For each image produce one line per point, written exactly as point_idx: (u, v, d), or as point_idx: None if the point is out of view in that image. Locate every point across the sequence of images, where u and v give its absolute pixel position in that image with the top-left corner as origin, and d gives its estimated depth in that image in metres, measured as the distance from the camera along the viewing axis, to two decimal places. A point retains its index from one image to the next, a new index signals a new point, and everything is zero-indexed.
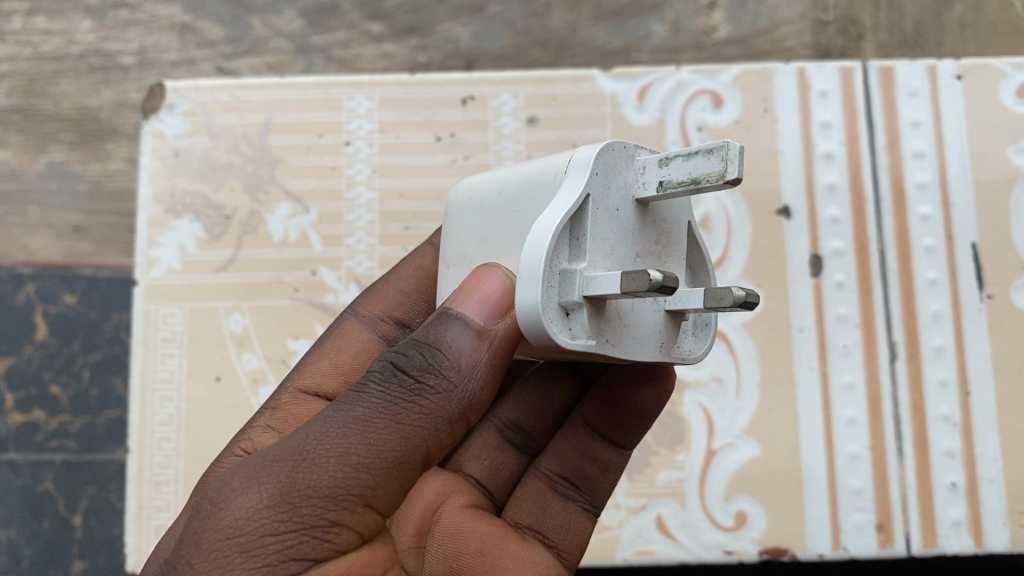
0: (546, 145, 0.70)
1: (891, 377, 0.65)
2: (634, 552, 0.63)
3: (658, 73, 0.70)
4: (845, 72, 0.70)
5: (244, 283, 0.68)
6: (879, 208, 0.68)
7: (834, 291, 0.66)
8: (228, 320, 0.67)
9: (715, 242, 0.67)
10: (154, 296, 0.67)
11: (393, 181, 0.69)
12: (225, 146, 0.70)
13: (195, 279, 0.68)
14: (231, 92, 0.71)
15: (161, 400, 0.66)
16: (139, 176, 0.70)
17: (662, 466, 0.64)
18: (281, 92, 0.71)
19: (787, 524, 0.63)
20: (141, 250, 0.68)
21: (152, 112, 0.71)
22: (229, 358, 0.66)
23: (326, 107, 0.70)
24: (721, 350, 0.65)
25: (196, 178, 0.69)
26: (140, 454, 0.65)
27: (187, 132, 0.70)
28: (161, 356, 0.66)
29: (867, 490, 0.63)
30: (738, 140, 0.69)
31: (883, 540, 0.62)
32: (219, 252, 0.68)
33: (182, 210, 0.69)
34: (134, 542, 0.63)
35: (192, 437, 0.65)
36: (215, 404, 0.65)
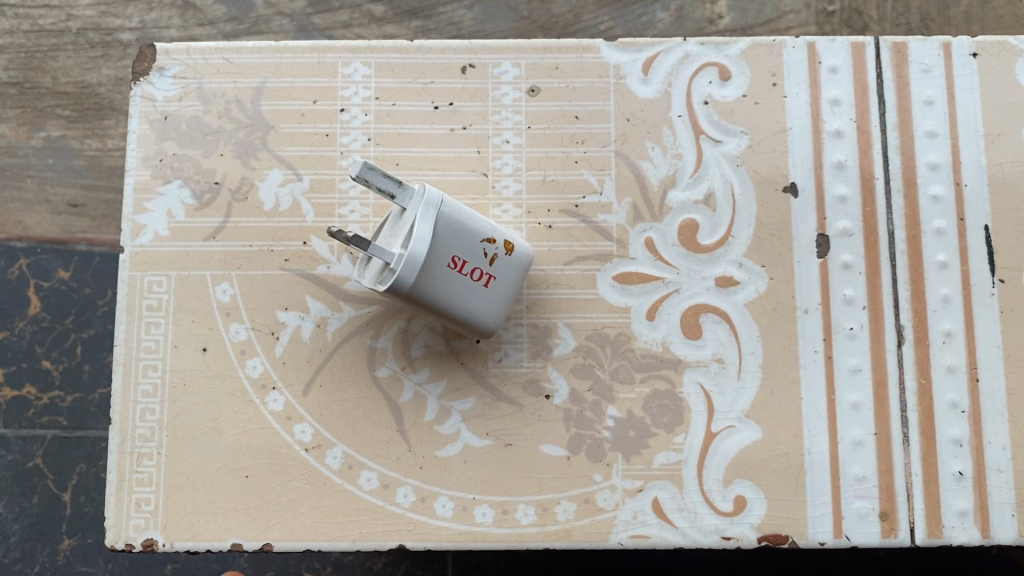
0: (546, 115, 0.68)
1: (898, 361, 0.63)
2: (629, 536, 0.62)
3: (665, 44, 0.69)
4: (856, 46, 0.68)
5: (233, 251, 0.66)
6: (888, 188, 0.66)
7: (840, 272, 0.65)
8: (216, 289, 0.65)
9: (718, 222, 0.66)
10: (140, 263, 0.65)
11: (389, 150, 0.68)
12: (216, 112, 0.68)
13: (184, 246, 0.66)
14: (222, 56, 0.69)
15: (145, 369, 0.64)
16: (128, 139, 0.67)
17: (659, 448, 0.63)
18: (274, 55, 0.69)
19: (787, 510, 0.62)
20: (127, 216, 0.66)
21: (141, 74, 0.68)
22: (217, 328, 0.65)
23: (322, 73, 0.69)
24: (723, 331, 0.64)
25: (186, 144, 0.67)
26: (122, 426, 0.63)
27: (177, 96, 0.68)
28: (146, 324, 0.64)
29: (871, 476, 0.62)
30: (745, 115, 0.67)
31: (886, 529, 0.62)
32: (208, 219, 0.66)
33: (171, 175, 0.67)
34: (113, 515, 0.62)
35: (175, 408, 0.63)
36: (201, 374, 0.64)
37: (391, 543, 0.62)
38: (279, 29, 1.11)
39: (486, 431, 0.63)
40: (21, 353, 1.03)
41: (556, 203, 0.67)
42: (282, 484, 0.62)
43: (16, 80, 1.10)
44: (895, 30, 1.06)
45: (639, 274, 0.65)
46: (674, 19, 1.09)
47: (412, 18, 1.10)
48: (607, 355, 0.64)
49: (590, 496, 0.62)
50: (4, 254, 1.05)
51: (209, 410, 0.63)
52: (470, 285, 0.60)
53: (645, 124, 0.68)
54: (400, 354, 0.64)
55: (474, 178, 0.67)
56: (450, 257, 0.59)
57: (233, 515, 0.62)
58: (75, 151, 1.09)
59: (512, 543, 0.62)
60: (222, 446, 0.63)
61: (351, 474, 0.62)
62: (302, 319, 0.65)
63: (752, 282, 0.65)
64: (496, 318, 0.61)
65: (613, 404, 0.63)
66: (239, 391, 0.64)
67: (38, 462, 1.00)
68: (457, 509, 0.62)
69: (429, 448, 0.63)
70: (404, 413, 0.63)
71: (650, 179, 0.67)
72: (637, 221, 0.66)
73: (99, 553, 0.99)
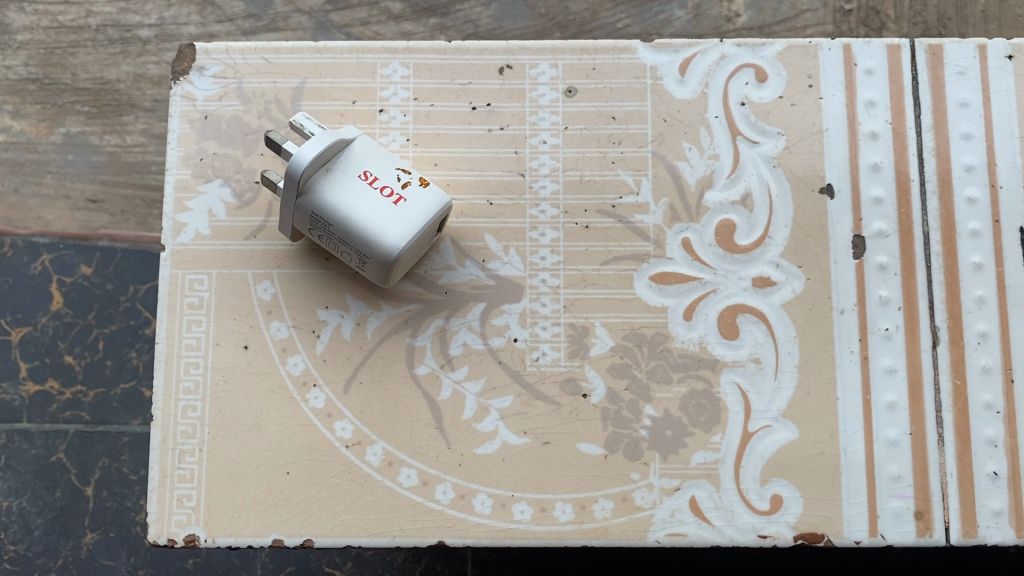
0: (584, 116, 0.69)
1: (933, 361, 0.64)
2: (667, 534, 0.62)
3: (701, 46, 0.69)
4: (892, 48, 0.68)
5: (273, 251, 0.66)
6: (924, 189, 0.66)
7: (875, 273, 0.65)
8: (256, 287, 0.66)
9: (755, 222, 0.66)
10: (180, 262, 0.66)
11: (427, 150, 0.68)
12: (256, 111, 0.69)
13: (224, 246, 0.66)
14: (263, 56, 0.69)
15: (186, 367, 0.64)
16: (168, 139, 0.68)
17: (697, 447, 0.63)
18: (314, 56, 0.69)
19: (823, 509, 0.62)
20: (168, 215, 0.67)
21: (182, 74, 0.69)
22: (257, 326, 0.65)
23: (361, 73, 0.69)
24: (760, 332, 0.65)
25: (226, 143, 0.68)
26: (163, 423, 0.64)
27: (217, 96, 0.69)
28: (187, 322, 0.65)
29: (906, 476, 0.62)
30: (781, 116, 0.68)
31: (922, 529, 0.62)
32: (249, 218, 0.67)
33: (211, 174, 0.67)
34: (156, 511, 0.62)
35: (217, 405, 0.64)
36: (241, 372, 0.64)
37: (430, 539, 0.62)
38: (298, 26, 1.12)
39: (524, 429, 0.63)
40: (45, 349, 1.04)
41: (594, 202, 0.67)
42: (322, 480, 0.63)
43: (36, 77, 1.12)
44: (914, 28, 1.07)
45: (676, 275, 0.65)
46: (691, 17, 1.10)
47: (429, 15, 1.12)
48: (644, 355, 0.64)
49: (628, 494, 0.62)
50: (27, 249, 1.07)
51: (250, 408, 0.64)
52: (378, 199, 0.58)
53: (682, 125, 0.68)
54: (438, 352, 0.65)
55: (511, 179, 0.68)
56: (361, 171, 0.59)
57: (273, 511, 0.62)
58: (94, 147, 1.11)
59: (550, 540, 0.62)
60: (263, 442, 0.63)
61: (390, 471, 0.63)
62: (341, 318, 0.65)
63: (790, 282, 0.65)
64: (402, 235, 0.57)
65: (651, 404, 0.64)
66: (280, 388, 0.64)
67: (61, 456, 1.01)
68: (496, 507, 0.62)
69: (467, 445, 0.63)
70: (442, 410, 0.64)
71: (687, 180, 0.67)
72: (674, 222, 0.66)
73: (121, 547, 0.99)
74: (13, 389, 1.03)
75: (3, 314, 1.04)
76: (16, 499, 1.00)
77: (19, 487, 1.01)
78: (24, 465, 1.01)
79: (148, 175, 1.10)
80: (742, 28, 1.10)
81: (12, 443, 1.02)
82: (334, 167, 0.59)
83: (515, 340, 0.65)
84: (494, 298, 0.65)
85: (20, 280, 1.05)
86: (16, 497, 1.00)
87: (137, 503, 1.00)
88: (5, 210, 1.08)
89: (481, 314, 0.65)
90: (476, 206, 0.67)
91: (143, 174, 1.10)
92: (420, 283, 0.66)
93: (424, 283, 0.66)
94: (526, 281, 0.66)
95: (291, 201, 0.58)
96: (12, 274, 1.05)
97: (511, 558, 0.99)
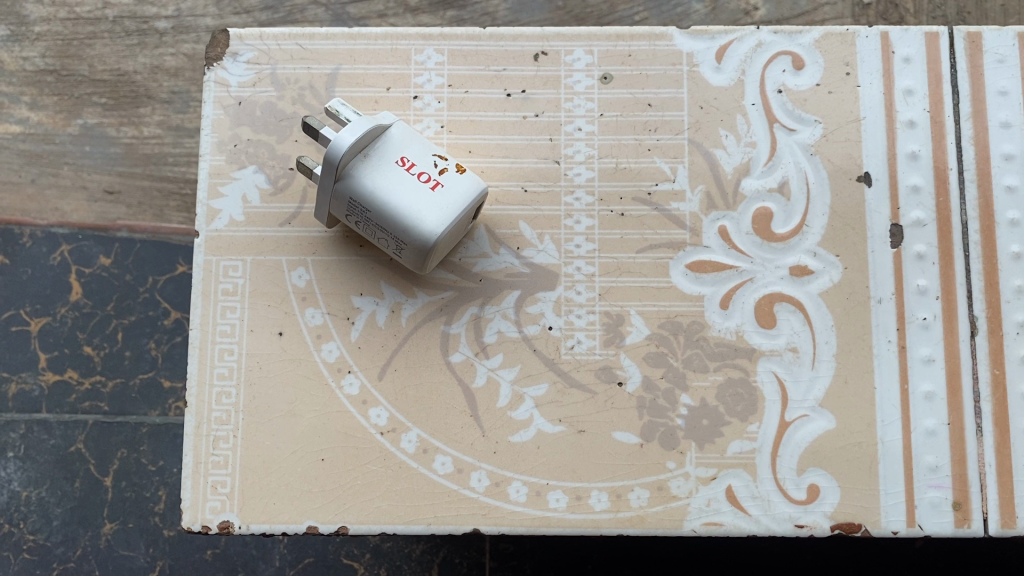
0: (620, 103, 0.68)
1: (971, 351, 0.63)
2: (703, 523, 0.62)
3: (738, 33, 0.69)
4: (930, 36, 0.68)
5: (308, 237, 0.66)
6: (962, 178, 0.66)
7: (913, 262, 0.65)
8: (291, 274, 0.66)
9: (792, 211, 0.66)
10: (215, 248, 0.66)
11: (461, 137, 0.68)
12: (290, 97, 0.68)
13: (259, 232, 0.66)
14: (297, 42, 0.69)
15: (221, 354, 0.64)
16: (202, 125, 0.68)
17: (733, 436, 0.63)
18: (348, 42, 0.69)
19: (860, 499, 0.62)
20: (202, 201, 0.67)
21: (215, 60, 0.69)
22: (292, 313, 0.65)
23: (395, 60, 0.69)
24: (797, 320, 0.64)
25: (261, 129, 0.68)
26: (198, 409, 0.63)
27: (251, 82, 0.69)
28: (222, 308, 0.65)
29: (944, 466, 0.62)
30: (819, 104, 0.67)
31: (960, 519, 0.62)
32: (284, 204, 0.67)
33: (246, 160, 0.67)
34: (190, 497, 0.62)
35: (252, 392, 0.64)
36: (275, 358, 0.64)
37: (465, 527, 0.62)
38: (315, 18, 1.12)
39: (559, 417, 0.63)
40: (63, 339, 1.04)
41: (629, 190, 0.67)
42: (357, 468, 0.63)
43: (53, 67, 1.13)
44: (932, 22, 1.08)
45: (713, 263, 0.65)
46: (708, 9, 1.10)
47: (447, 8, 1.12)
48: (680, 344, 0.64)
49: (664, 483, 0.62)
50: (46, 239, 1.07)
51: (286, 395, 0.64)
52: (416, 185, 0.58)
53: (719, 112, 0.68)
54: (473, 340, 0.64)
55: (546, 166, 0.67)
56: (399, 157, 0.59)
57: (308, 497, 0.62)
58: (111, 138, 1.11)
59: (586, 529, 0.62)
60: (298, 429, 0.63)
61: (425, 458, 0.63)
62: (376, 305, 0.65)
63: (827, 271, 0.65)
64: (440, 221, 0.57)
65: (687, 393, 0.63)
66: (316, 375, 0.64)
67: (79, 447, 1.01)
68: (531, 495, 0.62)
69: (502, 433, 0.63)
70: (477, 398, 0.64)
71: (724, 167, 0.67)
72: (710, 209, 0.66)
73: (140, 538, 0.99)
74: (32, 379, 1.03)
75: (23, 304, 1.04)
76: (35, 488, 1.01)
77: (37, 477, 1.01)
78: (43, 455, 1.01)
79: (165, 167, 1.10)
80: (759, 22, 1.09)
81: (32, 433, 1.02)
82: (371, 153, 0.59)
83: (551, 328, 0.65)
84: (529, 286, 0.65)
85: (39, 270, 1.05)
86: (35, 487, 1.01)
87: (155, 494, 1.00)
88: (22, 200, 1.08)
89: (516, 302, 0.65)
90: (511, 193, 0.67)
91: (160, 165, 1.10)
92: (455, 270, 0.66)
93: (458, 270, 0.65)
94: (561, 268, 0.66)
95: (328, 185, 0.58)
96: (31, 265, 1.06)
97: (528, 551, 0.98)
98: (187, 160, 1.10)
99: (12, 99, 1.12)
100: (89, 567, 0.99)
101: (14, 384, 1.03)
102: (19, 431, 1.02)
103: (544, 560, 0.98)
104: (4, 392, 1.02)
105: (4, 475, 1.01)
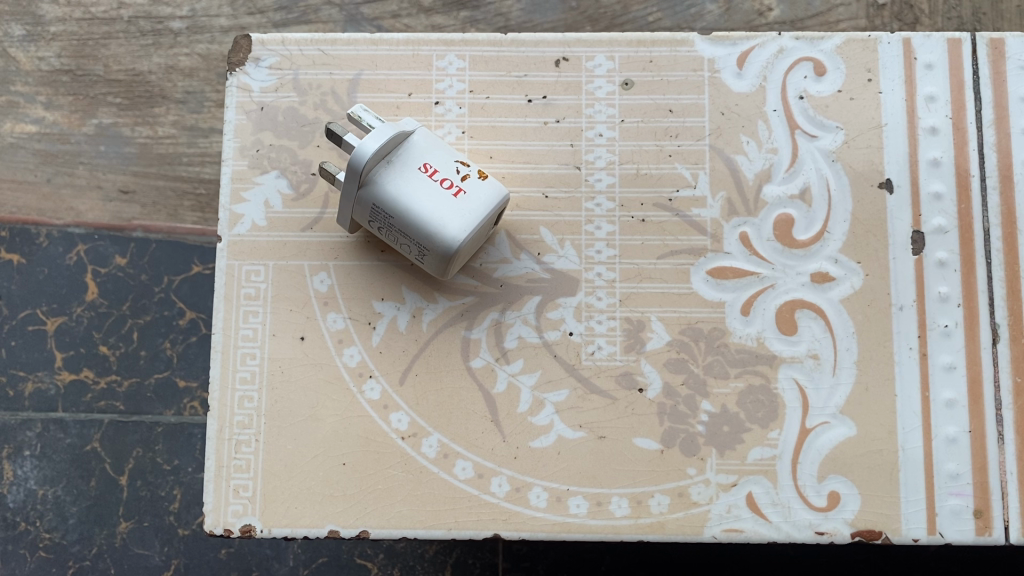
0: (641, 109, 0.68)
1: (993, 359, 0.63)
2: (723, 530, 0.62)
3: (760, 39, 0.69)
4: (952, 42, 0.68)
5: (330, 242, 0.66)
6: (984, 185, 0.66)
7: (935, 269, 0.65)
8: (313, 279, 0.66)
9: (814, 217, 0.66)
10: (237, 252, 0.66)
11: (483, 143, 0.68)
12: (312, 103, 0.69)
13: (281, 237, 0.66)
14: (319, 47, 0.69)
15: (243, 358, 0.64)
16: (225, 130, 0.68)
17: (754, 443, 0.63)
18: (370, 47, 0.69)
19: (881, 506, 0.62)
20: (225, 206, 0.67)
21: (238, 65, 0.69)
22: (314, 318, 0.65)
23: (416, 65, 0.69)
24: (819, 327, 0.64)
25: (283, 134, 0.68)
26: (220, 413, 0.64)
27: (274, 87, 0.69)
28: (244, 312, 0.65)
29: (965, 474, 0.62)
30: (840, 110, 0.67)
31: (981, 527, 0.62)
32: (306, 209, 0.67)
33: (268, 165, 0.67)
34: (213, 501, 0.63)
35: (273, 396, 0.64)
36: (298, 363, 0.65)
37: (486, 532, 0.62)
38: (329, 19, 1.13)
39: (580, 423, 0.63)
40: (79, 338, 1.04)
41: (650, 196, 0.67)
42: (378, 472, 0.63)
43: (69, 68, 1.13)
44: (947, 23, 1.08)
45: (734, 269, 0.65)
46: (722, 11, 1.10)
47: (460, 9, 1.12)
48: (701, 350, 0.64)
49: (685, 489, 0.62)
50: (63, 239, 1.07)
51: (307, 400, 0.64)
52: (439, 192, 0.58)
53: (740, 118, 0.68)
54: (494, 344, 0.65)
55: (567, 172, 0.67)
56: (421, 164, 0.59)
57: (329, 501, 0.62)
58: (126, 139, 1.11)
59: (606, 535, 0.62)
60: (319, 433, 0.63)
61: (446, 463, 0.63)
62: (397, 310, 0.65)
63: (849, 278, 0.65)
64: (463, 227, 0.57)
65: (707, 399, 0.63)
66: (337, 379, 0.64)
67: (95, 445, 1.02)
68: (552, 500, 0.62)
69: (523, 439, 0.63)
70: (498, 403, 0.64)
71: (745, 174, 0.67)
72: (732, 215, 0.66)
73: (154, 536, 1.00)
74: (49, 378, 1.03)
75: (39, 304, 1.05)
76: (51, 487, 1.01)
77: (53, 476, 1.01)
78: (59, 453, 1.02)
79: (179, 167, 1.10)
80: (773, 22, 1.09)
81: (48, 432, 1.02)
82: (394, 159, 0.59)
83: (571, 333, 0.65)
84: (550, 292, 0.65)
85: (55, 270, 1.06)
86: (51, 485, 1.01)
87: (170, 493, 1.01)
88: (38, 200, 1.09)
89: (536, 308, 0.65)
90: (532, 199, 0.67)
91: (174, 165, 1.10)
92: (476, 275, 0.66)
93: (479, 276, 0.66)
94: (581, 274, 0.66)
95: (352, 192, 0.59)
96: (48, 264, 1.06)
97: (542, 551, 0.99)
98: (201, 160, 1.10)
99: (28, 99, 1.13)
100: (104, 565, 0.99)
101: (30, 382, 1.03)
102: (36, 429, 1.02)
103: (556, 561, 0.98)
104: (20, 391, 1.03)
105: (20, 474, 1.02)
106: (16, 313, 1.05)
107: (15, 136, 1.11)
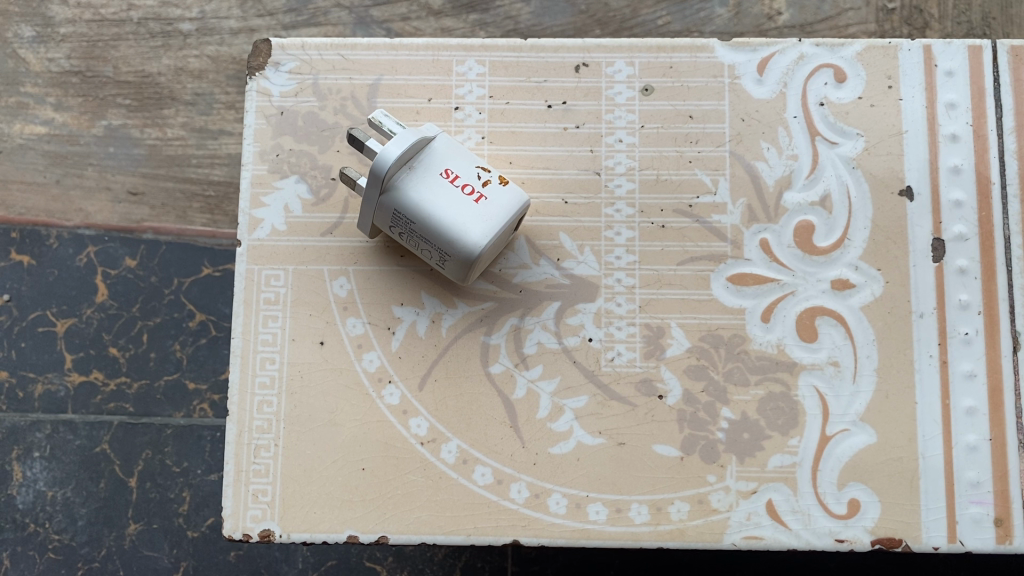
0: (660, 114, 0.68)
1: (1013, 367, 0.63)
2: (743, 537, 0.62)
3: (780, 45, 0.69)
4: (973, 49, 0.68)
5: (349, 247, 0.66)
6: (1004, 193, 0.66)
7: (955, 277, 0.65)
8: (333, 284, 0.66)
9: (835, 223, 0.66)
10: (257, 257, 0.66)
11: (502, 148, 0.68)
12: (332, 107, 0.69)
13: (301, 241, 0.66)
14: (338, 52, 0.69)
15: (262, 362, 0.65)
16: (245, 134, 0.68)
17: (774, 450, 0.63)
18: (390, 52, 0.69)
19: (901, 515, 0.62)
20: (244, 211, 0.67)
21: (256, 70, 0.69)
22: (334, 322, 0.65)
23: (436, 71, 0.69)
24: (839, 335, 0.64)
25: (302, 140, 0.68)
26: (239, 417, 0.64)
27: (293, 92, 0.69)
28: (263, 317, 0.65)
29: (985, 482, 0.62)
30: (861, 117, 0.67)
31: (1001, 536, 0.62)
32: (325, 215, 0.67)
33: (287, 170, 0.67)
34: (231, 506, 0.63)
35: (293, 400, 0.64)
36: (317, 368, 0.65)
37: (504, 538, 0.62)
38: (338, 21, 1.13)
39: (599, 430, 0.63)
40: (89, 340, 1.04)
41: (670, 202, 0.67)
42: (397, 477, 0.63)
43: (78, 69, 1.13)
44: (957, 28, 1.07)
45: (755, 276, 0.65)
46: (732, 14, 1.10)
47: (469, 12, 1.12)
48: (720, 357, 0.64)
49: (705, 496, 0.62)
50: (73, 241, 1.07)
51: (326, 405, 0.64)
52: (460, 199, 0.58)
53: (760, 125, 0.68)
54: (512, 350, 0.65)
55: (586, 177, 0.67)
56: (442, 171, 0.59)
57: (349, 507, 0.62)
58: (135, 140, 1.11)
59: (625, 541, 0.62)
60: (338, 438, 0.63)
61: (465, 469, 0.63)
62: (416, 315, 0.65)
63: (870, 284, 0.65)
64: (484, 233, 0.57)
65: (727, 406, 0.63)
66: (356, 384, 0.64)
67: (105, 447, 1.02)
68: (570, 506, 0.62)
69: (543, 445, 0.63)
70: (517, 409, 0.64)
71: (766, 180, 0.67)
72: (752, 222, 0.66)
73: (163, 538, 1.00)
74: (58, 379, 1.03)
75: (49, 305, 1.05)
76: (60, 488, 1.01)
77: (63, 477, 1.01)
78: (68, 455, 1.02)
79: (188, 168, 1.10)
80: (783, 27, 1.09)
81: (57, 433, 1.02)
82: (415, 165, 0.59)
83: (590, 339, 0.65)
84: (569, 298, 0.65)
85: (65, 272, 1.06)
86: (60, 487, 1.01)
87: (179, 495, 1.01)
88: (47, 201, 1.09)
89: (555, 314, 0.65)
90: (551, 205, 0.67)
91: (184, 167, 1.10)
92: (494, 280, 0.66)
93: (498, 281, 0.66)
94: (601, 280, 0.66)
95: (373, 198, 0.59)
96: (58, 266, 1.06)
97: (550, 556, 0.99)
98: (211, 162, 1.11)
99: (37, 100, 1.13)
100: (113, 567, 0.99)
101: (40, 384, 1.03)
102: (44, 431, 1.02)
103: (566, 565, 0.98)
104: (30, 392, 1.03)
105: (29, 475, 1.02)
106: (26, 314, 1.05)
107: (24, 138, 1.12)
